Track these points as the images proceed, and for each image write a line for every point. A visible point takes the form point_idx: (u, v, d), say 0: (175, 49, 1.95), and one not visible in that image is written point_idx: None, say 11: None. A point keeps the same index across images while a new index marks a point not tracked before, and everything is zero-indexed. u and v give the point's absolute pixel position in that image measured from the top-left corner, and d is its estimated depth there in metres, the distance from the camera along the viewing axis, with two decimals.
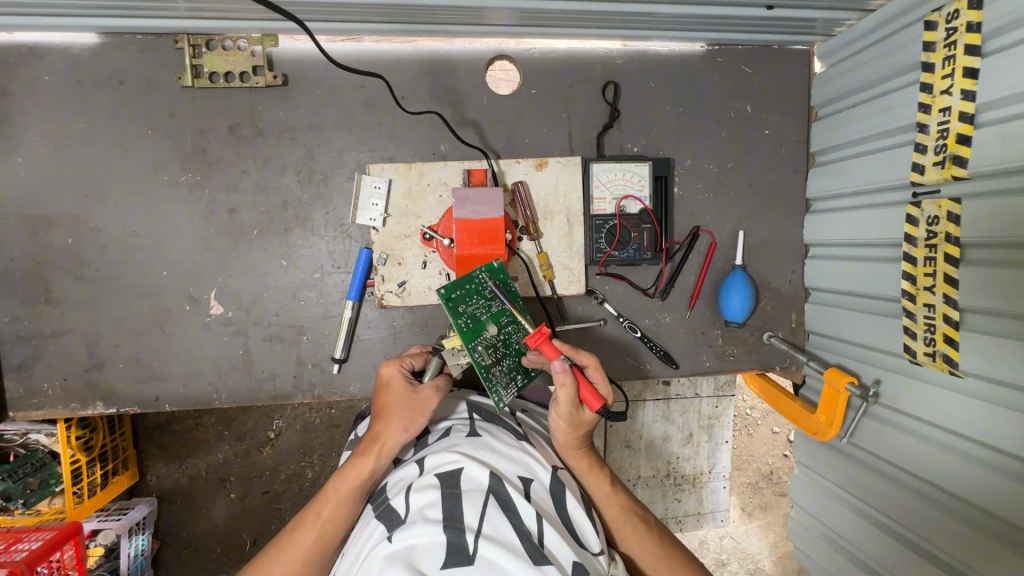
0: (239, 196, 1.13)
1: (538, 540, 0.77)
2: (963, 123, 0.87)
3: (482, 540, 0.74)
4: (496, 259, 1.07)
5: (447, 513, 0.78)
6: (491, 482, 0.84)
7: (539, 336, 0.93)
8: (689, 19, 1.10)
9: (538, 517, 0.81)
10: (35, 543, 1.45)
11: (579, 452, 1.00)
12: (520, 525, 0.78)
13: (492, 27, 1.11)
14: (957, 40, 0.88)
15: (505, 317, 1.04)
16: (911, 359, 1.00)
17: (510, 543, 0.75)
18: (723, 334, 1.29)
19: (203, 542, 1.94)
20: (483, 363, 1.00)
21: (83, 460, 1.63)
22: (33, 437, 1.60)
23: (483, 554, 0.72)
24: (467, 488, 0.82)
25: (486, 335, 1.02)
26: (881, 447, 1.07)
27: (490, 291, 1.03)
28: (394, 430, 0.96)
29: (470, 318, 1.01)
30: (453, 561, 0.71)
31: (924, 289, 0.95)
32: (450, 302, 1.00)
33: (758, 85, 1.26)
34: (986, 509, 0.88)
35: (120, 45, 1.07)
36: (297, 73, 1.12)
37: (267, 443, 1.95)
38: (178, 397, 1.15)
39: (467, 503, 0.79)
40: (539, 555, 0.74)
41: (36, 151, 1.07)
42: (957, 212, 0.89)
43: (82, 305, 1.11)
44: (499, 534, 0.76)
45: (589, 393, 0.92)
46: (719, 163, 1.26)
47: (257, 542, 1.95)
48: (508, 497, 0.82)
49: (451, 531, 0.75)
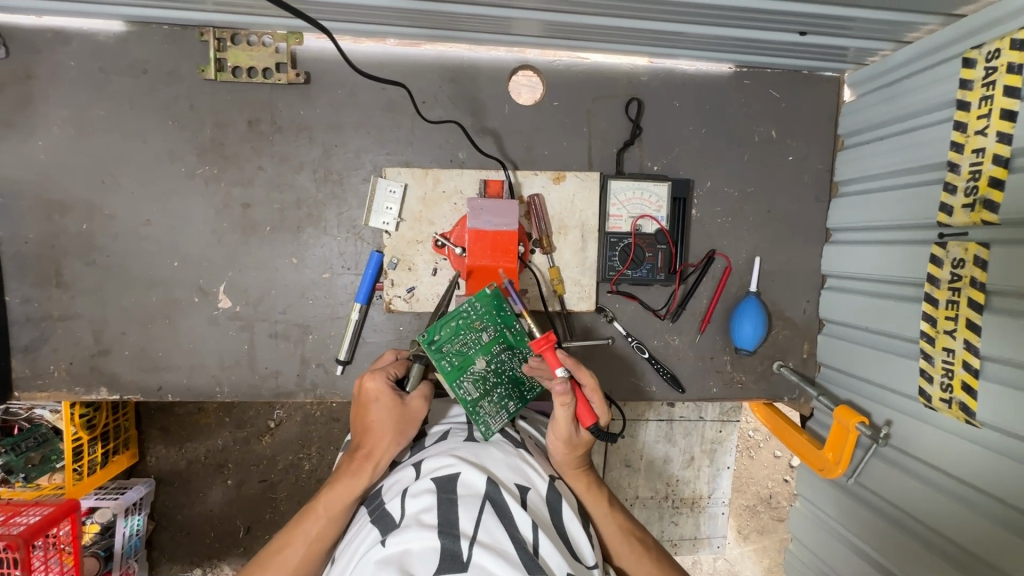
0: (254, 191, 1.12)
1: (534, 550, 0.76)
2: (996, 165, 0.85)
3: (476, 547, 0.73)
4: (489, 284, 0.99)
5: (442, 517, 0.77)
6: (488, 488, 0.82)
7: (545, 343, 0.89)
8: (719, 40, 1.08)
9: (534, 526, 0.80)
10: (33, 518, 1.47)
11: (577, 469, 0.97)
12: (515, 534, 0.77)
13: (518, 37, 1.10)
14: (996, 80, 0.85)
15: (497, 345, 1.00)
16: (925, 403, 0.97)
17: (506, 551, 0.73)
18: (732, 360, 1.27)
19: (196, 528, 1.95)
20: (469, 398, 0.98)
21: (84, 438, 1.65)
22: (38, 412, 1.63)
23: (477, 561, 0.71)
24: (462, 494, 0.81)
25: (475, 368, 0.99)
26: (887, 488, 1.05)
27: (480, 322, 0.98)
28: (387, 445, 0.96)
29: (457, 355, 0.98)
30: (446, 567, 0.70)
31: (944, 332, 0.93)
32: (433, 345, 0.97)
33: (784, 109, 1.23)
34: (993, 563, 0.84)
35: (146, 34, 1.07)
36: (320, 72, 1.11)
37: (267, 432, 1.95)
38: (182, 388, 1.15)
39: (463, 508, 0.78)
40: (533, 565, 0.72)
41: (57, 136, 1.07)
42: (985, 257, 0.87)
43: (91, 290, 1.11)
44: (495, 542, 0.75)
45: (583, 410, 0.92)
46: (739, 187, 1.24)
47: (250, 531, 1.96)
48: (504, 504, 0.81)
49: (445, 537, 0.74)
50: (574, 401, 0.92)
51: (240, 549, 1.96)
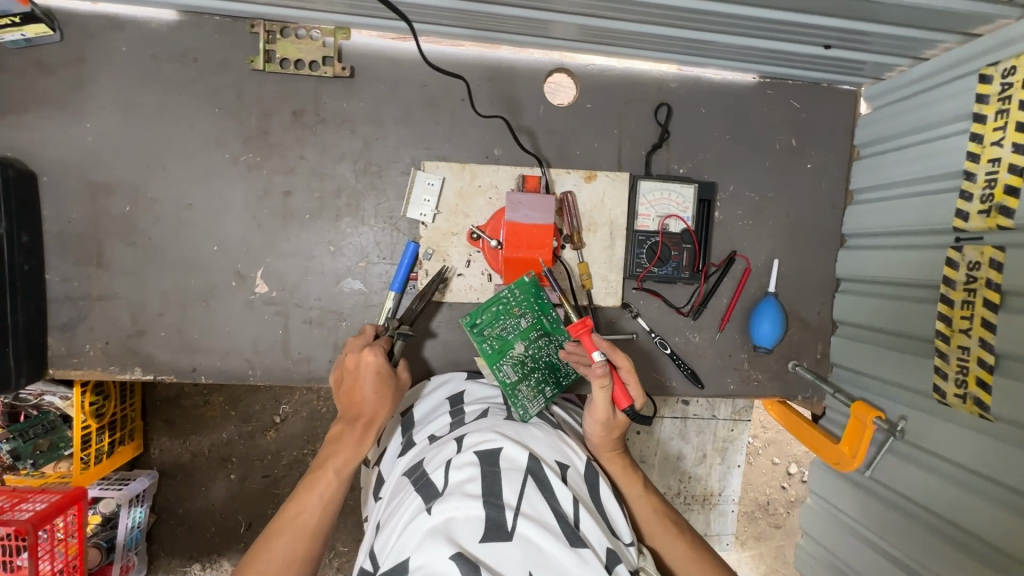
0: (296, 179, 1.15)
1: (574, 524, 0.80)
2: (1012, 174, 0.91)
3: (521, 518, 0.76)
4: (529, 273, 1.10)
5: (486, 488, 0.79)
6: (529, 463, 0.85)
7: (582, 327, 0.96)
8: (748, 50, 1.14)
9: (574, 501, 0.84)
10: (40, 505, 1.46)
11: (613, 450, 1.01)
12: (557, 508, 0.81)
13: (556, 40, 1.15)
14: (1012, 95, 0.91)
15: (534, 331, 1.09)
16: (940, 400, 1.02)
17: (549, 524, 0.77)
18: (749, 358, 1.32)
19: (198, 521, 1.95)
20: (509, 379, 1.05)
21: (94, 426, 1.64)
22: (47, 399, 1.59)
23: (522, 531, 0.75)
24: (505, 467, 0.83)
25: (514, 352, 1.08)
26: (901, 482, 1.09)
27: (518, 308, 1.09)
28: (386, 411, 1.02)
29: (497, 338, 1.08)
30: (492, 536, 0.73)
31: (959, 331, 0.98)
32: (476, 328, 1.07)
33: (804, 119, 1.29)
34: (1007, 550, 0.89)
35: (197, 24, 1.10)
36: (364, 67, 1.15)
37: (272, 427, 1.96)
38: (215, 370, 1.17)
39: (506, 481, 0.81)
40: (575, 538, 0.77)
41: (105, 119, 1.09)
42: (1000, 259, 0.92)
43: (131, 271, 1.13)
44: (538, 514, 0.78)
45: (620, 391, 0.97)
46: (760, 192, 1.29)
47: (251, 526, 1.96)
48: (546, 480, 0.84)
49: (491, 507, 0.77)
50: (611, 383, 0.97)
51: (240, 544, 1.96)
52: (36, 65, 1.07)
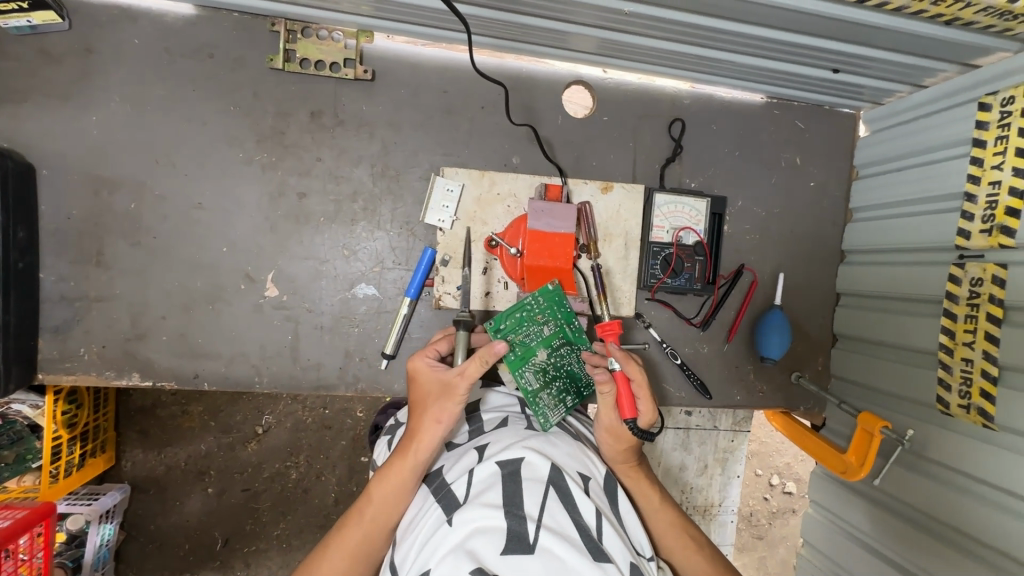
0: (311, 181, 1.13)
1: (597, 537, 0.74)
2: (1012, 196, 0.96)
3: (543, 530, 0.71)
4: (553, 280, 1.07)
5: (507, 498, 0.75)
6: (550, 473, 0.80)
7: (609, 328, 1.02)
8: (760, 70, 1.18)
9: (596, 514, 0.78)
10: (4, 522, 1.32)
11: (629, 463, 1.01)
12: (579, 520, 0.75)
13: (578, 53, 1.16)
14: (1011, 122, 0.97)
15: (557, 339, 1.08)
16: (943, 411, 1.07)
17: (571, 537, 0.71)
18: (755, 369, 1.34)
19: (171, 538, 1.85)
20: (531, 388, 1.04)
21: (65, 437, 1.54)
22: (14, 408, 1.50)
23: (544, 544, 0.69)
24: (526, 477, 0.78)
25: (536, 360, 1.06)
26: (906, 490, 1.13)
27: (542, 316, 1.06)
28: (427, 421, 0.91)
29: (520, 345, 1.05)
30: (513, 548, 0.68)
31: (963, 343, 1.02)
32: (499, 333, 1.03)
33: (807, 139, 1.35)
34: (1012, 555, 0.92)
35: (215, 19, 1.07)
36: (385, 71, 1.14)
37: (253, 439, 1.89)
38: (218, 377, 1.13)
39: (527, 491, 0.76)
40: (597, 552, 0.71)
41: (112, 112, 1.05)
42: (1002, 276, 0.97)
43: (133, 271, 1.08)
44: (559, 526, 0.73)
45: (622, 401, 0.95)
46: (766, 208, 1.33)
47: (229, 543, 1.88)
48: (568, 490, 0.78)
49: (512, 517, 0.72)
50: (617, 391, 0.97)
51: (217, 562, 1.87)
52: (41, 53, 1.02)
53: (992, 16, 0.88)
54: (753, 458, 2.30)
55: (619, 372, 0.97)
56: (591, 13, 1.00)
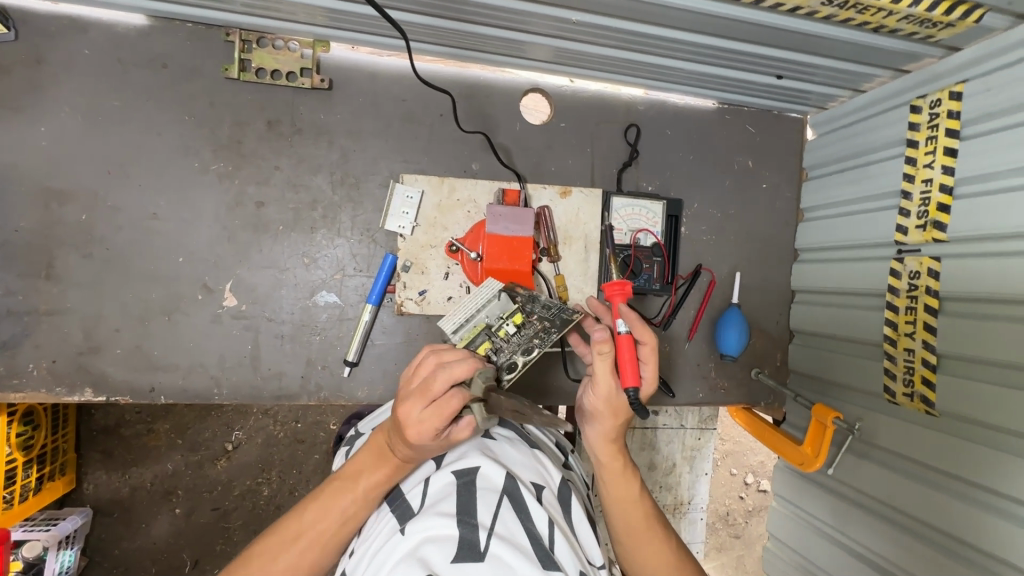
0: (269, 190, 1.13)
1: (549, 545, 0.75)
2: (942, 193, 1.01)
3: (494, 538, 0.71)
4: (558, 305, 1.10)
5: (460, 507, 0.75)
6: (506, 483, 0.80)
7: (617, 288, 0.94)
8: (709, 78, 1.23)
9: (550, 523, 0.78)
10: None
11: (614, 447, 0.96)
12: (531, 529, 0.75)
13: (533, 62, 1.19)
14: (939, 123, 1.02)
15: None
16: (890, 400, 1.11)
17: (521, 545, 0.71)
18: (716, 366, 1.38)
19: (136, 561, 1.79)
20: None
21: (20, 460, 1.48)
22: None
23: (495, 551, 0.69)
24: (481, 486, 0.79)
25: None
26: (860, 479, 1.17)
27: None
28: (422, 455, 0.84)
29: None
30: (463, 556, 0.68)
31: (904, 334, 1.07)
32: None
33: (759, 143, 1.40)
34: (955, 536, 0.96)
35: (169, 30, 1.07)
36: (343, 80, 1.15)
37: (222, 456, 1.85)
38: (177, 390, 1.11)
39: (480, 500, 0.76)
40: (548, 560, 0.71)
41: (63, 123, 1.04)
42: (937, 269, 1.02)
43: (86, 283, 1.06)
44: (511, 534, 0.73)
45: (627, 367, 0.89)
46: (721, 209, 1.38)
47: (198, 565, 1.82)
48: (522, 499, 0.79)
49: (464, 526, 0.72)
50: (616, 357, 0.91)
51: None
52: None
53: (914, 24, 0.94)
54: (727, 457, 2.34)
55: (625, 335, 0.90)
56: (542, 22, 1.02)
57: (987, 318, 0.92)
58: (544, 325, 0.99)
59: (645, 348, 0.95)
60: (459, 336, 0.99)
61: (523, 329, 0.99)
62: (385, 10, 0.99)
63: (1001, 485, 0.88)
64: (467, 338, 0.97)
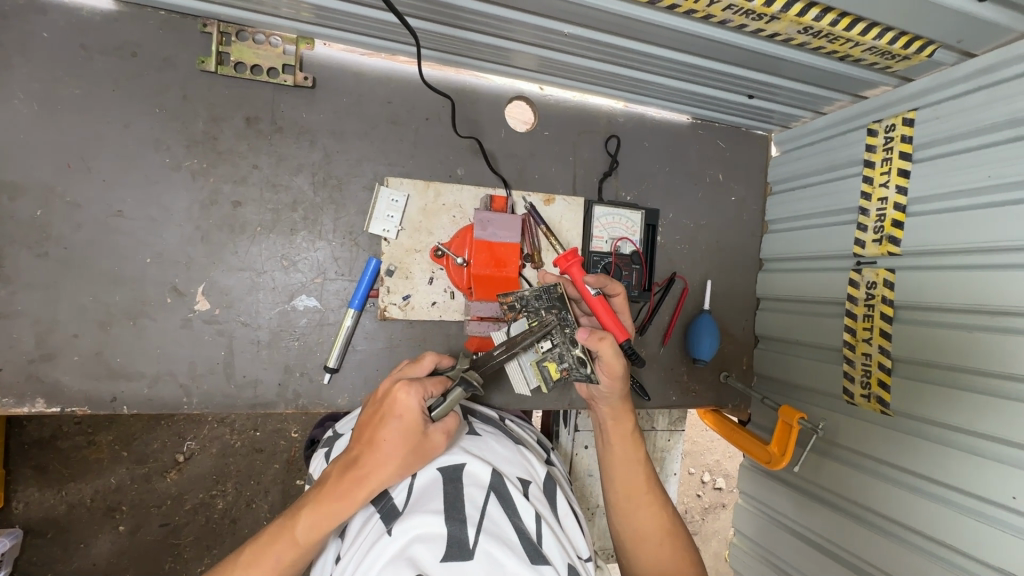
0: (246, 189, 1.08)
1: (536, 541, 0.75)
2: (897, 211, 1.10)
3: (482, 535, 0.71)
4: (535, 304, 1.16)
5: (447, 502, 0.74)
6: (492, 480, 0.81)
7: (572, 257, 1.05)
8: (686, 94, 1.29)
9: (537, 518, 0.79)
10: None
11: (623, 407, 1.01)
12: (518, 524, 0.76)
13: (519, 70, 1.21)
14: (894, 146, 1.12)
15: None
16: (849, 401, 1.20)
17: (509, 540, 0.72)
18: (688, 370, 1.43)
19: None
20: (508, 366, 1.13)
21: None
22: None
23: (484, 548, 0.68)
24: (467, 483, 0.79)
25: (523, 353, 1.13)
26: (821, 475, 1.25)
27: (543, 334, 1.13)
28: (383, 454, 0.76)
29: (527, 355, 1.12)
30: (453, 555, 0.66)
31: (862, 339, 1.16)
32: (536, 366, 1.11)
33: (729, 157, 1.47)
34: (904, 523, 1.05)
35: (139, 16, 1.01)
36: (327, 78, 1.12)
37: (172, 468, 1.74)
38: (141, 399, 1.04)
39: (469, 496, 0.76)
40: (536, 555, 0.71)
41: (14, 111, 0.95)
42: (892, 280, 1.10)
43: (38, 285, 0.98)
44: (498, 530, 0.73)
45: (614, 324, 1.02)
46: (694, 220, 1.44)
47: None
48: (508, 495, 0.80)
49: (453, 523, 0.71)
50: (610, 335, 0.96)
51: None
52: None
53: (876, 55, 1.02)
54: (685, 458, 2.44)
55: (597, 297, 1.03)
56: (531, 32, 1.04)
57: (936, 326, 1.01)
58: (556, 313, 1.02)
59: (615, 300, 1.17)
60: (534, 377, 1.07)
61: (556, 338, 1.02)
62: (407, 18, 0.99)
63: (943, 476, 0.98)
64: (538, 375, 1.05)
